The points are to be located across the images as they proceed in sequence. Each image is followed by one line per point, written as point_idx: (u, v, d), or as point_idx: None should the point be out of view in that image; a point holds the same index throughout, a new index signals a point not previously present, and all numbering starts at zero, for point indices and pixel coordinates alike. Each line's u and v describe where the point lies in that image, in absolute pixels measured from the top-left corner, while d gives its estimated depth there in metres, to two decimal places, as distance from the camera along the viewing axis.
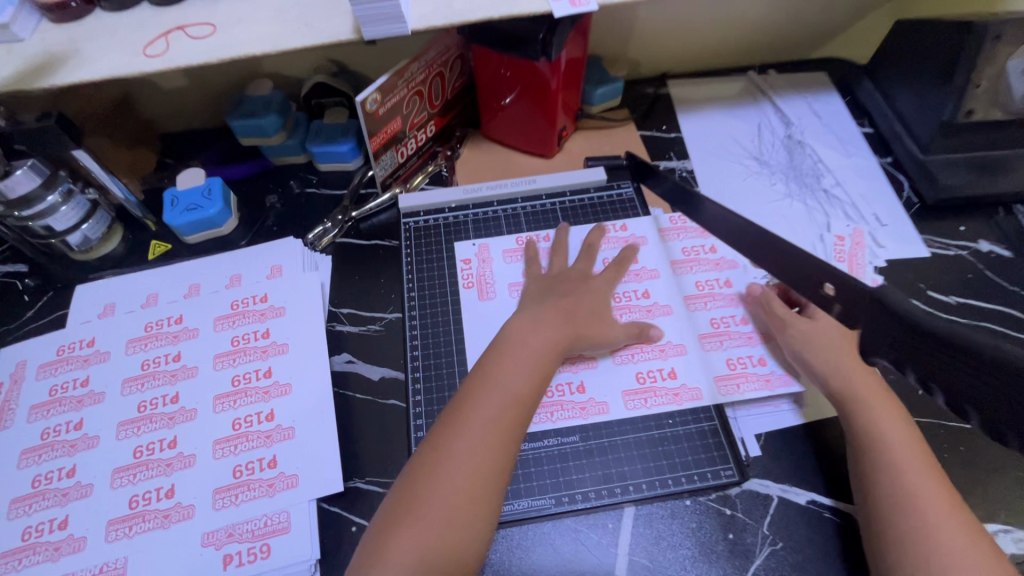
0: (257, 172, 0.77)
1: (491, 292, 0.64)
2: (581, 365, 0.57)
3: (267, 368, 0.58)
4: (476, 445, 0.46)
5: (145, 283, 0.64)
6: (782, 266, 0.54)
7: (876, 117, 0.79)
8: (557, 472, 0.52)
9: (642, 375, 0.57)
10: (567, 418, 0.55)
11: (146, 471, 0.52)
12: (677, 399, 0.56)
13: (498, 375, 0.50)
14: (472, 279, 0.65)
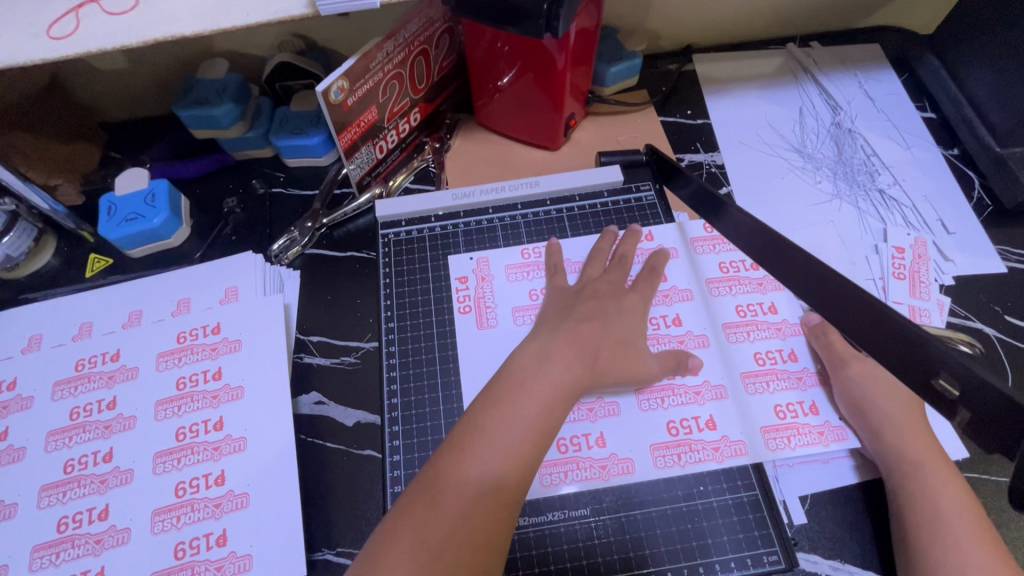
0: (215, 169, 0.67)
1: (491, 318, 0.54)
2: (601, 411, 0.48)
3: (218, 417, 0.48)
4: (464, 517, 0.35)
5: (77, 310, 0.54)
6: (854, 322, 0.38)
7: (940, 100, 0.67)
8: (563, 553, 0.43)
9: (672, 425, 0.47)
10: (583, 479, 0.45)
11: (71, 550, 0.43)
12: (714, 455, 0.46)
13: (493, 427, 0.39)
14: (470, 300, 0.55)
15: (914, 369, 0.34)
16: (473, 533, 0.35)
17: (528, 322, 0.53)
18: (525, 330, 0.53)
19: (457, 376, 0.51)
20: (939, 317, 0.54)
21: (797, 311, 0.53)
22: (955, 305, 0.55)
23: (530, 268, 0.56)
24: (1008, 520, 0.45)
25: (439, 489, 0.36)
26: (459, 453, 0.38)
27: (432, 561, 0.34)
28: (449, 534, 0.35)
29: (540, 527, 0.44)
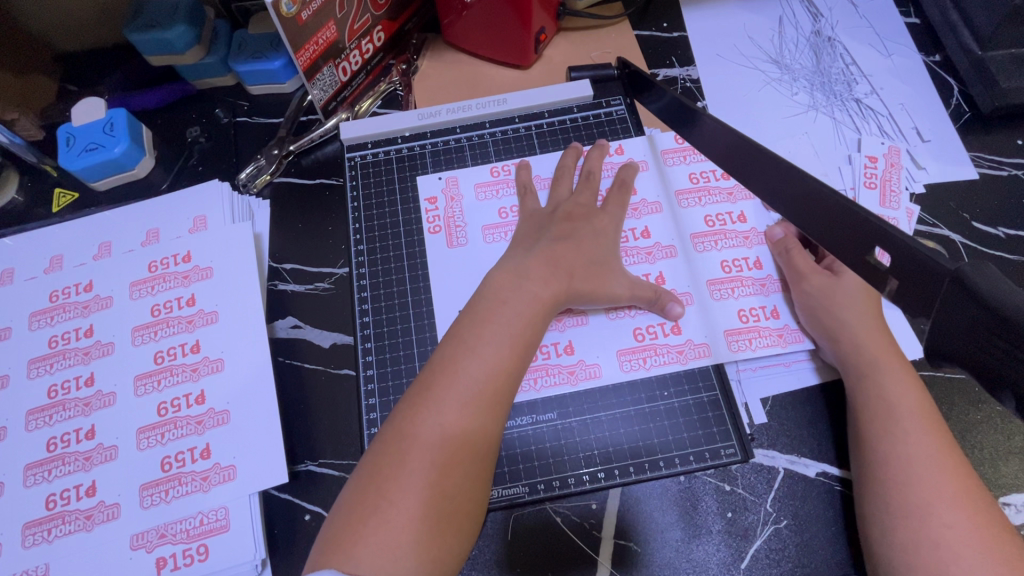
0: (176, 99, 0.65)
1: (461, 238, 0.54)
2: (569, 321, 0.49)
3: (194, 341, 0.49)
4: (453, 423, 0.37)
5: (47, 243, 0.54)
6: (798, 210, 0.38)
7: (926, 4, 0.65)
8: (533, 454, 0.46)
9: (637, 333, 0.49)
10: (552, 385, 0.47)
11: (62, 467, 0.45)
12: (678, 359, 0.48)
13: (476, 345, 0.40)
14: (441, 221, 0.55)
15: (855, 249, 0.34)
16: (464, 440, 0.37)
17: (500, 244, 0.53)
18: (497, 251, 0.53)
19: (427, 295, 0.52)
20: (908, 225, 0.55)
21: (766, 220, 0.53)
22: (924, 213, 0.55)
23: (499, 186, 0.56)
24: (959, 410, 0.48)
25: (429, 402, 0.38)
26: (445, 369, 0.39)
27: (426, 466, 0.36)
28: (443, 442, 0.37)
29: (510, 430, 0.46)
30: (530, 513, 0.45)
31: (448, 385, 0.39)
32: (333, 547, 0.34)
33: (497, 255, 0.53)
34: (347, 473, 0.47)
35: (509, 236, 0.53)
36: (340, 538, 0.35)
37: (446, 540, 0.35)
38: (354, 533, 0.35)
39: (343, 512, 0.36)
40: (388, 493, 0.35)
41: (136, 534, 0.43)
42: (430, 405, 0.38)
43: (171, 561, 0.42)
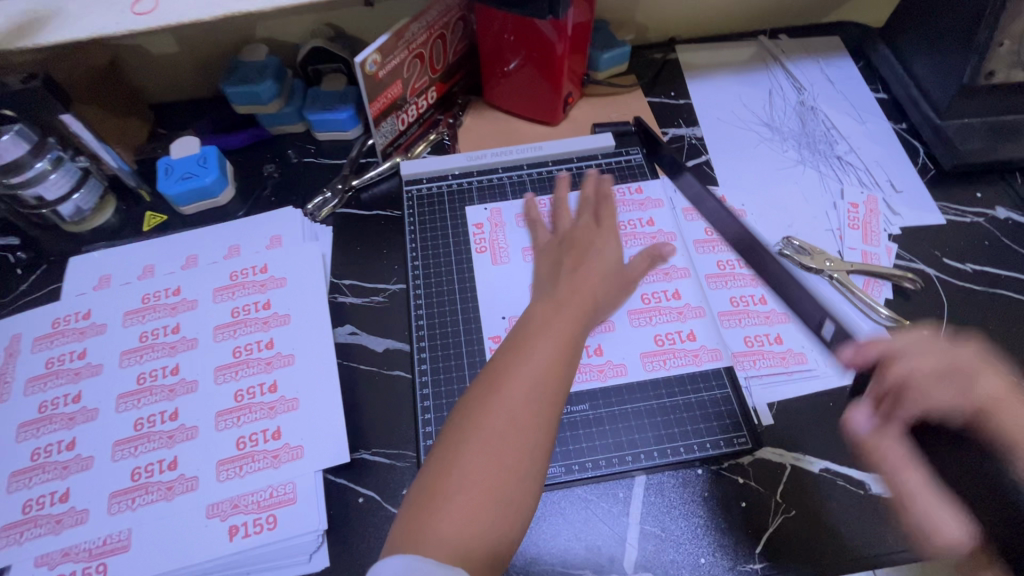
0: (253, 142, 0.75)
1: (500, 259, 0.62)
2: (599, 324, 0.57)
3: (269, 339, 0.56)
4: (514, 416, 0.40)
5: (141, 255, 0.63)
6: None
7: (891, 83, 0.77)
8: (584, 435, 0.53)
9: (654, 331, 0.57)
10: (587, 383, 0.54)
11: (147, 443, 0.51)
12: (690, 351, 0.56)
13: (533, 346, 0.43)
14: (484, 242, 0.63)
15: None
16: (524, 429, 0.40)
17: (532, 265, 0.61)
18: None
19: (473, 304, 0.60)
20: (887, 260, 0.63)
21: None
22: (901, 251, 0.64)
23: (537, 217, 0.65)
24: None
25: (493, 395, 0.41)
26: (507, 366, 0.42)
27: (493, 454, 0.39)
28: (512, 427, 0.39)
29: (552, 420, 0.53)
30: (563, 494, 0.51)
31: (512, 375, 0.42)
32: (409, 530, 0.37)
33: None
34: (398, 461, 0.52)
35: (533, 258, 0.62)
36: (418, 517, 0.37)
37: (510, 526, 0.38)
38: (426, 517, 0.37)
39: (414, 501, 0.38)
40: (457, 477, 0.38)
41: (211, 504, 0.48)
42: (494, 398, 0.41)
43: (243, 529, 0.47)
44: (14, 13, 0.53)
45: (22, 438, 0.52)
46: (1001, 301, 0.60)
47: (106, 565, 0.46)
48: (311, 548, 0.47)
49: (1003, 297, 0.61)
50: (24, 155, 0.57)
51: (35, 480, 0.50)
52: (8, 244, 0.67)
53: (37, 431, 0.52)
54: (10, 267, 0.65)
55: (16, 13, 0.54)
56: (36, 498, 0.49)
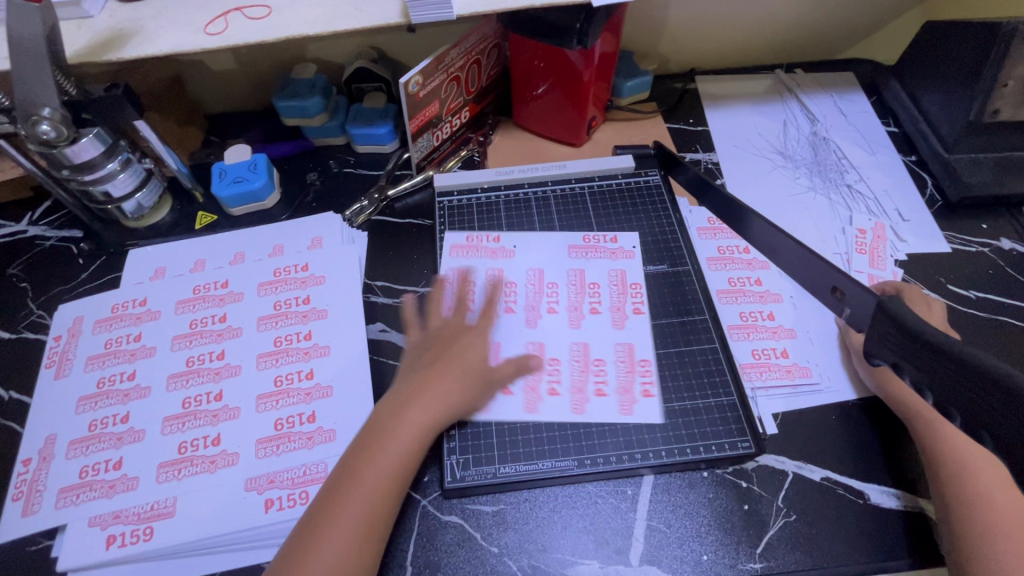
0: (298, 152, 0.80)
1: (461, 254, 0.67)
2: (526, 324, 0.62)
3: (308, 331, 0.61)
4: (370, 500, 0.46)
5: (194, 250, 0.68)
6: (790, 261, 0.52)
7: (901, 117, 0.81)
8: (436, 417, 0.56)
9: (563, 367, 0.58)
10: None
11: (194, 420, 0.55)
12: (569, 398, 0.57)
13: (396, 429, 0.50)
14: (473, 243, 0.68)
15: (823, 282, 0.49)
16: (379, 510, 0.46)
17: (505, 260, 0.67)
18: (515, 263, 0.67)
19: None
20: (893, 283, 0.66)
21: (777, 286, 0.65)
22: (907, 276, 0.67)
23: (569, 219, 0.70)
24: None
25: (354, 481, 0.47)
26: (371, 446, 0.49)
27: (334, 554, 0.44)
28: (384, 474, 0.47)
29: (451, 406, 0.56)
30: (575, 488, 0.54)
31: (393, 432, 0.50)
32: None
33: (516, 267, 0.66)
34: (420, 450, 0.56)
35: (511, 255, 0.67)
36: (300, 552, 0.44)
37: None
38: None
39: None
40: None
41: (250, 478, 0.52)
42: (357, 486, 0.46)
43: (277, 503, 0.51)
44: (100, 29, 0.59)
45: (81, 410, 0.57)
46: (1004, 328, 0.62)
47: (153, 528, 0.50)
48: None
49: (1006, 324, 0.63)
50: (98, 157, 0.62)
51: (91, 448, 0.54)
52: (73, 236, 0.73)
53: (94, 404, 0.57)
54: (74, 257, 0.71)
55: (102, 30, 0.59)
56: (91, 465, 0.53)
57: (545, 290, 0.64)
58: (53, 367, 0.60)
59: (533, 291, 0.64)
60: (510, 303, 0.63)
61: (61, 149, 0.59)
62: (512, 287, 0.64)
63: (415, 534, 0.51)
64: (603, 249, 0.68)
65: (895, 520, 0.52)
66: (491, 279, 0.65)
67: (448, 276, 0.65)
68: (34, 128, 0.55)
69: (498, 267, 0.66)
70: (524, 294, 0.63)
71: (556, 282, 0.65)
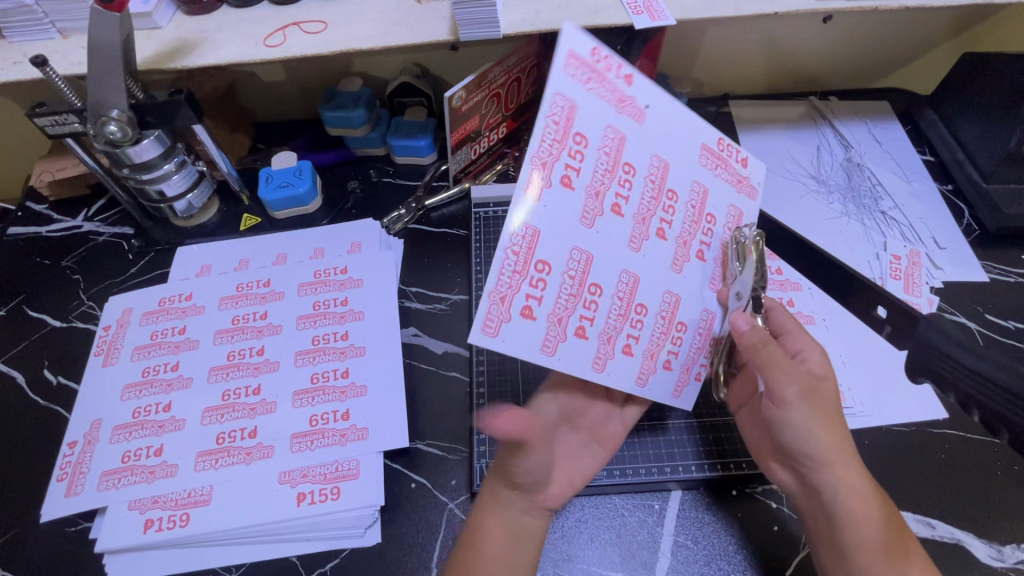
0: (340, 160, 0.83)
1: (577, 71, 0.38)
2: (628, 245, 0.44)
3: (344, 331, 0.63)
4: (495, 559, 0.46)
5: (239, 250, 0.71)
6: (829, 273, 0.57)
7: (938, 146, 0.81)
8: (495, 333, 0.40)
9: (648, 317, 0.47)
10: (525, 285, 0.40)
11: (232, 412, 0.57)
12: (641, 362, 0.48)
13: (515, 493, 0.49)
14: (599, 63, 0.39)
15: (863, 299, 0.55)
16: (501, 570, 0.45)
17: (631, 124, 0.41)
18: (641, 135, 0.42)
19: None
20: (928, 310, 0.65)
21: (810, 308, 0.65)
22: (943, 303, 0.66)
23: (726, 156, 0.48)
24: (980, 465, 0.55)
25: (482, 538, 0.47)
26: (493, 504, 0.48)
27: None
28: (496, 559, 0.46)
29: (491, 318, 0.40)
30: (603, 498, 0.54)
31: (492, 516, 0.48)
32: None
33: (630, 141, 0.42)
34: (447, 453, 0.56)
35: (641, 117, 0.42)
36: None
37: None
38: None
39: None
40: None
41: (283, 471, 0.54)
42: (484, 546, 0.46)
43: (309, 496, 0.52)
44: (167, 39, 0.63)
45: (126, 397, 0.59)
46: None
47: (189, 515, 0.52)
48: (367, 522, 0.52)
49: None
50: (156, 158, 0.66)
51: (134, 434, 0.56)
52: (125, 232, 0.76)
53: (138, 392, 0.59)
54: (124, 252, 0.75)
55: (169, 40, 0.63)
56: (133, 450, 0.55)
57: (664, 200, 0.45)
58: (101, 355, 0.63)
59: (651, 194, 0.44)
60: (621, 194, 0.43)
61: (124, 149, 0.63)
62: (630, 171, 0.42)
63: (441, 536, 0.52)
64: (731, 170, 0.49)
65: (930, 550, 0.51)
66: (609, 143, 0.40)
67: (556, 106, 0.38)
68: (102, 127, 0.59)
69: (619, 129, 0.41)
70: (634, 206, 0.43)
71: (677, 190, 0.45)
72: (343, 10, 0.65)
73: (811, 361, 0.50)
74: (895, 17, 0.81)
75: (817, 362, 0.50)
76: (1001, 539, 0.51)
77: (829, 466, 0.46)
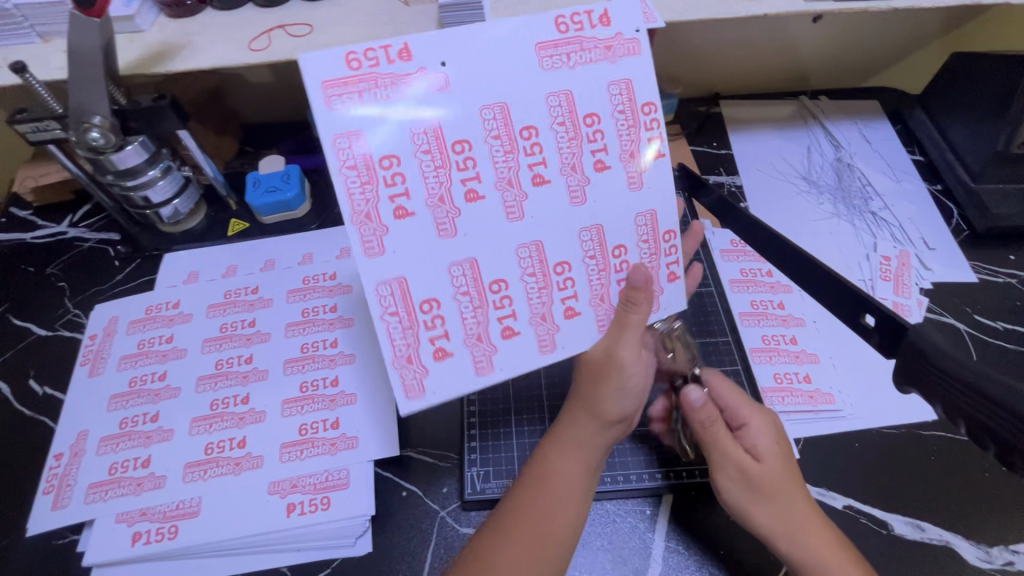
0: (328, 164, 0.83)
1: (558, 61, 0.46)
2: (505, 214, 0.47)
3: (334, 338, 0.62)
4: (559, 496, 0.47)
5: (227, 256, 0.71)
6: (824, 288, 0.53)
7: (927, 146, 0.81)
8: (421, 394, 0.46)
9: (512, 291, 0.48)
10: (387, 99, 0.44)
11: (221, 422, 0.57)
12: (533, 333, 0.48)
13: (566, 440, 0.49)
14: (572, 33, 0.46)
15: (851, 313, 0.52)
16: (564, 505, 0.46)
17: (627, 62, 0.47)
18: (535, 75, 0.46)
19: None
20: (918, 311, 0.66)
21: (800, 310, 0.65)
22: (932, 304, 0.67)
23: (567, 49, 0.46)
24: (968, 466, 0.55)
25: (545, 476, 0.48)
26: (555, 441, 0.49)
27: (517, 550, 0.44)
28: (569, 493, 0.47)
29: (335, 112, 0.43)
30: (594, 505, 0.54)
31: (570, 454, 0.48)
32: None
33: (533, 88, 0.46)
34: (438, 460, 0.56)
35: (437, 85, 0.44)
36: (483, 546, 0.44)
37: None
38: None
39: None
40: None
41: (273, 482, 0.53)
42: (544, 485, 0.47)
43: (299, 507, 0.52)
44: (150, 43, 0.62)
45: (112, 408, 0.58)
46: None
47: (178, 527, 0.51)
48: (358, 531, 0.52)
49: None
50: (141, 164, 0.65)
51: (121, 445, 0.56)
52: (111, 238, 0.75)
53: (125, 402, 0.59)
54: (110, 259, 0.74)
55: (152, 44, 0.62)
56: (120, 462, 0.55)
57: (507, 141, 0.46)
58: (87, 365, 0.62)
59: (624, 125, 0.48)
60: (536, 162, 0.47)
61: (108, 155, 0.62)
62: (593, 123, 0.47)
63: (433, 545, 0.51)
64: (586, 52, 0.46)
65: (919, 552, 0.51)
66: (420, 138, 0.45)
67: (345, 153, 0.43)
68: (84, 134, 0.58)
69: (501, 100, 0.45)
70: (472, 160, 0.46)
71: (594, 111, 0.47)
72: (329, 12, 0.64)
73: (758, 446, 0.50)
74: (884, 16, 0.81)
75: (761, 441, 0.50)
76: (990, 541, 0.51)
77: (774, 542, 0.47)
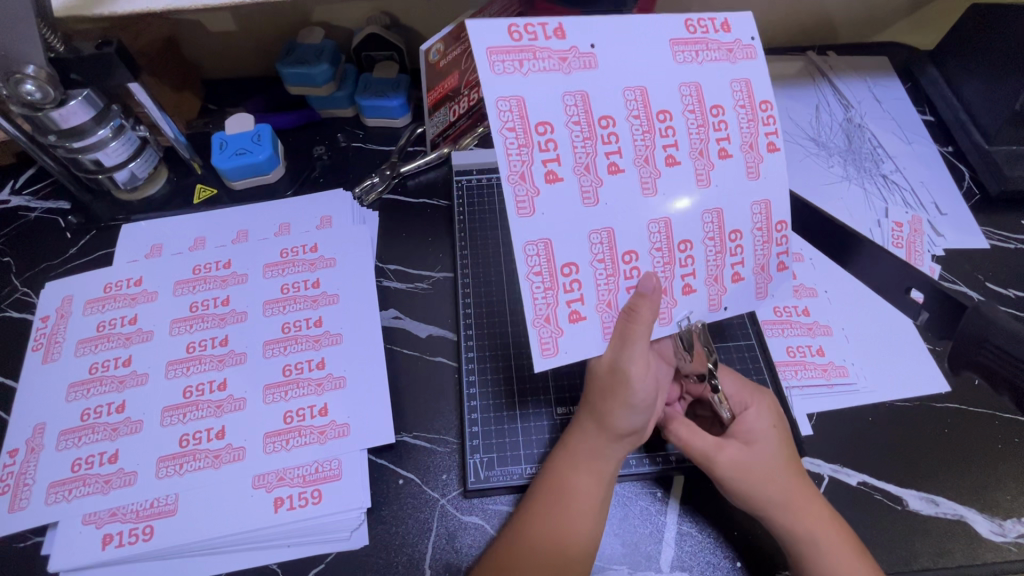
0: (303, 123, 0.75)
1: (687, 58, 0.44)
2: (641, 190, 0.43)
3: (318, 317, 0.57)
4: (571, 511, 0.44)
5: (192, 228, 0.64)
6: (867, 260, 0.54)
7: (939, 106, 0.77)
8: (554, 352, 0.42)
9: (643, 264, 0.43)
10: (544, 72, 0.40)
11: (196, 411, 0.52)
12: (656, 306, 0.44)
13: (580, 452, 0.46)
14: (701, 33, 0.44)
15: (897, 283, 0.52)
16: (579, 519, 0.44)
17: (748, 65, 0.45)
18: (628, 71, 0.42)
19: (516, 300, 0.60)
20: None
21: (812, 279, 0.63)
22: (945, 272, 0.64)
23: (700, 47, 0.44)
24: (981, 438, 0.54)
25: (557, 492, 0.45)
26: (565, 455, 0.47)
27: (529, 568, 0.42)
28: (582, 507, 0.45)
29: (496, 76, 0.39)
30: None
31: (580, 467, 0.46)
32: None
33: (627, 79, 0.42)
34: (438, 446, 0.52)
35: (590, 61, 0.41)
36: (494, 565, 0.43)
37: None
38: None
39: None
40: None
41: (257, 475, 0.49)
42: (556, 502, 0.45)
43: (287, 502, 0.48)
44: None
45: (71, 398, 0.53)
46: None
47: (153, 527, 0.47)
48: (353, 525, 0.48)
49: None
50: (88, 122, 0.57)
51: (84, 440, 0.51)
52: (60, 207, 0.68)
53: (86, 391, 0.53)
54: (61, 230, 0.66)
55: None
56: (84, 458, 0.50)
57: (655, 124, 0.42)
58: (40, 350, 0.56)
59: (745, 118, 0.45)
60: (669, 145, 0.43)
61: (47, 112, 0.54)
62: (719, 114, 0.44)
63: (433, 536, 0.48)
64: (715, 45, 0.44)
65: (934, 528, 0.50)
66: (574, 112, 0.41)
67: (503, 112, 0.39)
68: (16, 87, 0.50)
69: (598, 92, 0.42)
70: (614, 135, 0.42)
71: (722, 103, 0.44)
72: None
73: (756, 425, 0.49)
74: None
75: (760, 423, 0.49)
76: (1004, 514, 0.50)
77: (778, 516, 0.46)
